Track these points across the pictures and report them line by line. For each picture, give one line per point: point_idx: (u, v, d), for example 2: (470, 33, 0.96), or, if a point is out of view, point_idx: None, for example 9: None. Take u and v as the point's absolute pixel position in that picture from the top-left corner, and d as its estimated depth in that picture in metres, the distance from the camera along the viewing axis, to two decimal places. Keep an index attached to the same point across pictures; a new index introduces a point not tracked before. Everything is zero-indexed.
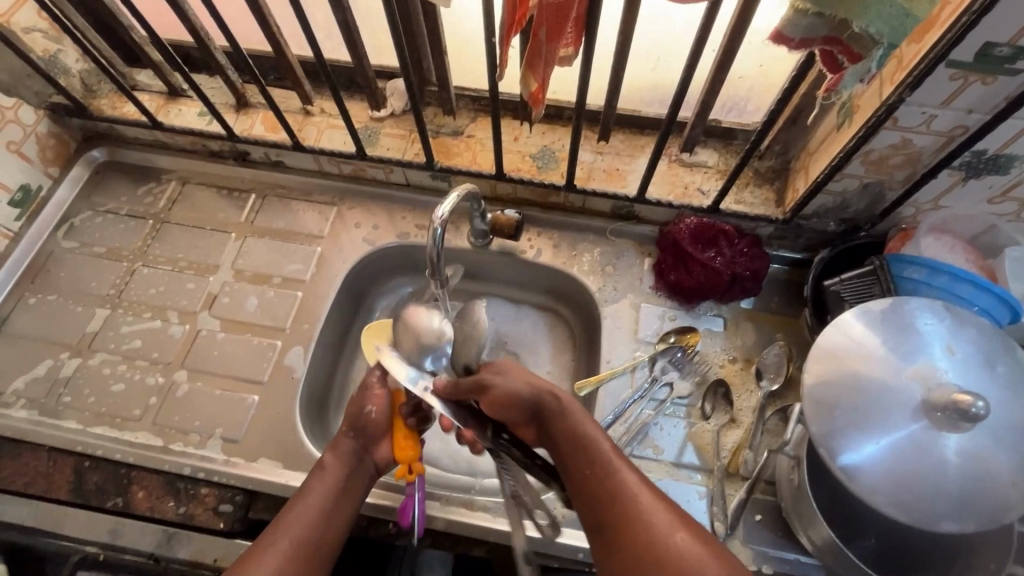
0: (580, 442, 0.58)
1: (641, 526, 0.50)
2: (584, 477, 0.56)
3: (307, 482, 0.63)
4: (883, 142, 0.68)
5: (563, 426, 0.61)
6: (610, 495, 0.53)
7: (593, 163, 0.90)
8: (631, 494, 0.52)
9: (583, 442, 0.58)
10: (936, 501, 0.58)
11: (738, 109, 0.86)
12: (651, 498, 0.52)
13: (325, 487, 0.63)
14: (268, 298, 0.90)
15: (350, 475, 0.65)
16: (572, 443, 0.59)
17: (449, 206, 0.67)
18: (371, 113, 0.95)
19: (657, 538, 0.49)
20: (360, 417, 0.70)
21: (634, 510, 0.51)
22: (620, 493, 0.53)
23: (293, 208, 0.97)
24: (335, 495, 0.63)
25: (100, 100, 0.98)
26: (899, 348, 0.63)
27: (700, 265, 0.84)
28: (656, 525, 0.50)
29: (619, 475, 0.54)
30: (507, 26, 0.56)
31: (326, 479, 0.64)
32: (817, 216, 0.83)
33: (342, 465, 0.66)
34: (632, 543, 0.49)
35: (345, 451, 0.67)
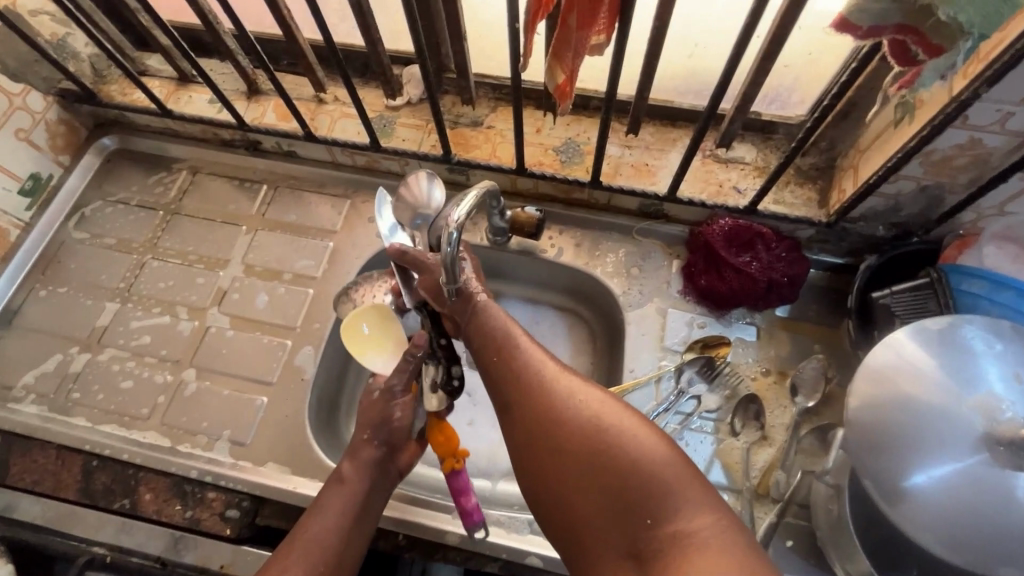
0: (492, 337, 0.56)
1: (564, 413, 0.47)
2: (499, 376, 0.53)
3: (326, 496, 0.63)
4: (948, 142, 0.61)
5: (477, 324, 0.58)
6: (530, 388, 0.50)
7: (620, 157, 0.84)
8: (551, 387, 0.49)
9: (497, 337, 0.55)
10: (995, 544, 0.53)
11: (780, 102, 0.79)
12: (575, 387, 0.49)
13: (342, 506, 0.62)
14: (278, 295, 0.87)
15: (371, 491, 0.64)
16: (486, 342, 0.56)
17: (466, 208, 0.59)
18: (386, 101, 0.91)
19: (585, 430, 0.46)
20: (386, 424, 0.67)
21: (554, 401, 0.48)
22: (539, 385, 0.50)
23: (306, 200, 0.94)
24: (352, 513, 0.62)
25: (110, 86, 0.95)
26: (958, 373, 0.57)
27: (733, 270, 0.78)
28: (582, 415, 0.47)
29: (534, 364, 0.52)
30: (533, 11, 0.51)
31: (343, 497, 0.62)
32: (865, 219, 0.76)
33: (365, 477, 0.64)
34: (558, 437, 0.47)
35: (368, 462, 0.65)
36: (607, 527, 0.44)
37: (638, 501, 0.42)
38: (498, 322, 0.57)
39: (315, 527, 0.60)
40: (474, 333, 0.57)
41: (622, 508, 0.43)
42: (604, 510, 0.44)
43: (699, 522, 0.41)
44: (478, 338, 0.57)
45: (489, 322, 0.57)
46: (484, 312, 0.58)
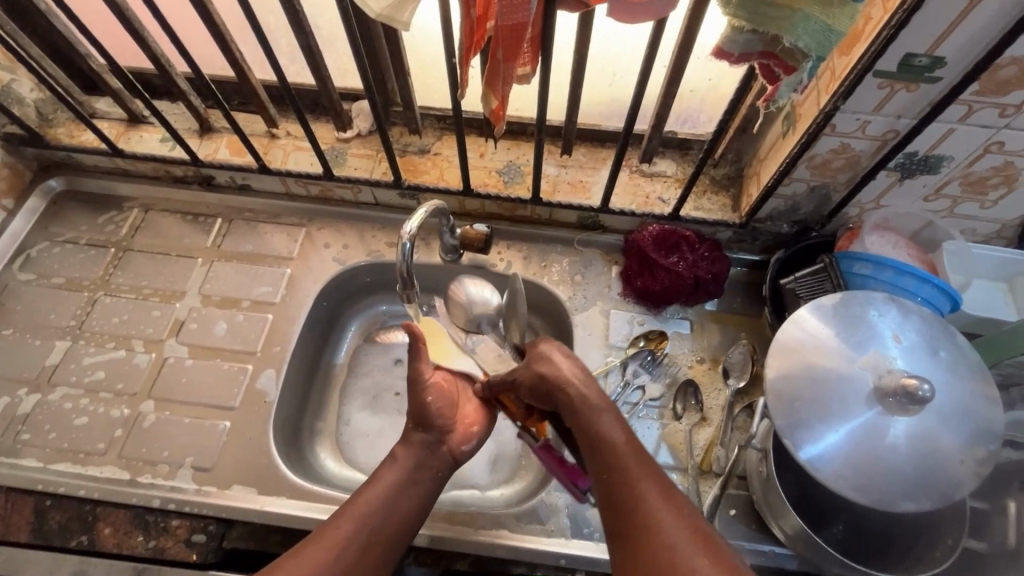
0: (608, 458, 0.57)
1: (670, 551, 0.48)
2: (616, 500, 0.54)
3: (379, 474, 0.63)
4: (825, 148, 0.73)
5: (595, 438, 0.59)
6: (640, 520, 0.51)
7: (557, 176, 0.93)
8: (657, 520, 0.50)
9: (613, 458, 0.57)
10: (894, 483, 0.62)
11: (692, 121, 0.90)
12: (681, 525, 0.50)
13: (402, 479, 0.63)
14: (237, 322, 0.89)
15: (423, 478, 0.65)
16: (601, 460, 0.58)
17: (416, 221, 0.68)
18: (337, 134, 0.97)
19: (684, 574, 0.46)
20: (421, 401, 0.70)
21: (661, 537, 0.49)
22: (648, 515, 0.51)
23: (261, 231, 0.97)
24: (405, 489, 0.62)
25: (57, 129, 0.96)
26: (851, 340, 0.66)
27: (664, 269, 0.87)
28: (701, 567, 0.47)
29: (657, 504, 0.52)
30: (466, 46, 0.58)
31: (400, 473, 0.64)
32: (771, 219, 0.87)
33: (421, 460, 0.66)
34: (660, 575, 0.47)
35: (413, 453, 0.66)
36: None
37: None
38: (612, 438, 0.59)
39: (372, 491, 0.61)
40: (586, 442, 0.60)
41: None
42: None
43: None
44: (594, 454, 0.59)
45: (604, 437, 0.59)
46: (599, 428, 0.59)
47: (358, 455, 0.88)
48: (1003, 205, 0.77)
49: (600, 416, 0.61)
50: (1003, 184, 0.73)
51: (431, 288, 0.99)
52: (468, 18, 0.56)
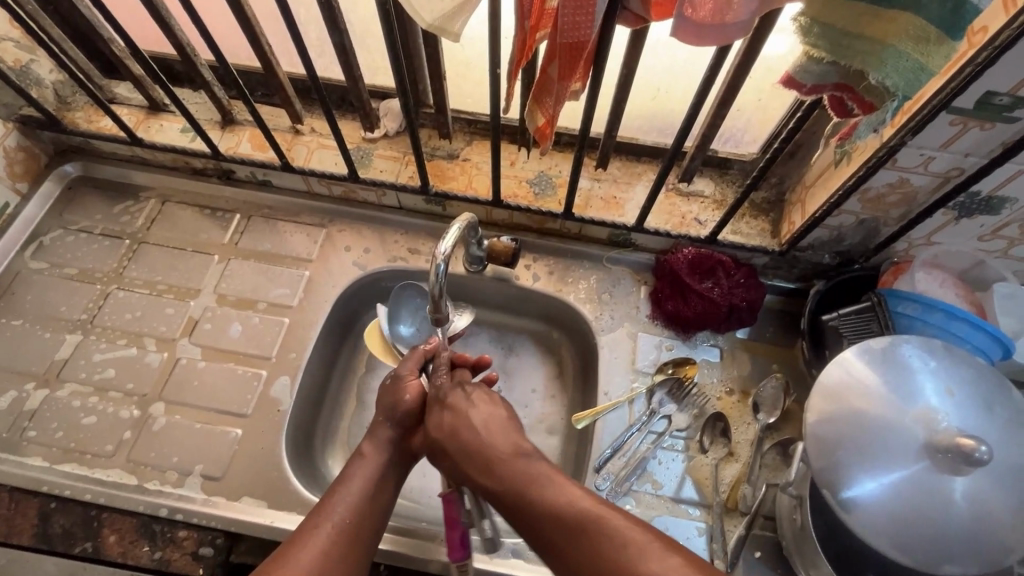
0: (528, 494, 0.53)
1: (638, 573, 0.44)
2: (559, 532, 0.50)
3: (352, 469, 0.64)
4: (881, 181, 0.69)
5: (509, 482, 0.55)
6: (582, 535, 0.48)
7: (590, 190, 0.90)
8: (602, 528, 0.48)
9: (539, 489, 0.53)
10: (941, 545, 0.59)
11: (734, 140, 0.86)
12: (620, 523, 0.48)
13: (368, 481, 0.63)
14: (252, 325, 0.86)
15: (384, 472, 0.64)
16: (527, 495, 0.53)
17: (451, 240, 0.65)
18: (363, 133, 0.93)
19: (638, 572, 0.44)
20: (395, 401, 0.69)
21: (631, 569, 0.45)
22: (587, 524, 0.49)
23: (280, 229, 0.94)
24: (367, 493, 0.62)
25: (75, 113, 0.93)
26: (900, 389, 0.63)
27: (697, 295, 0.84)
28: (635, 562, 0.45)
29: (589, 518, 0.49)
30: (515, 59, 0.54)
31: (372, 465, 0.64)
32: (812, 248, 0.83)
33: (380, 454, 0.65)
34: None
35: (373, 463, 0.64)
36: None
37: None
38: (531, 471, 0.55)
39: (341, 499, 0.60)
40: (505, 493, 0.55)
41: None
42: None
43: None
44: (517, 500, 0.54)
45: (523, 476, 0.55)
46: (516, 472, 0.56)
47: None
48: None
49: (528, 474, 0.55)
50: None
51: (449, 299, 0.96)
52: (521, 29, 0.51)
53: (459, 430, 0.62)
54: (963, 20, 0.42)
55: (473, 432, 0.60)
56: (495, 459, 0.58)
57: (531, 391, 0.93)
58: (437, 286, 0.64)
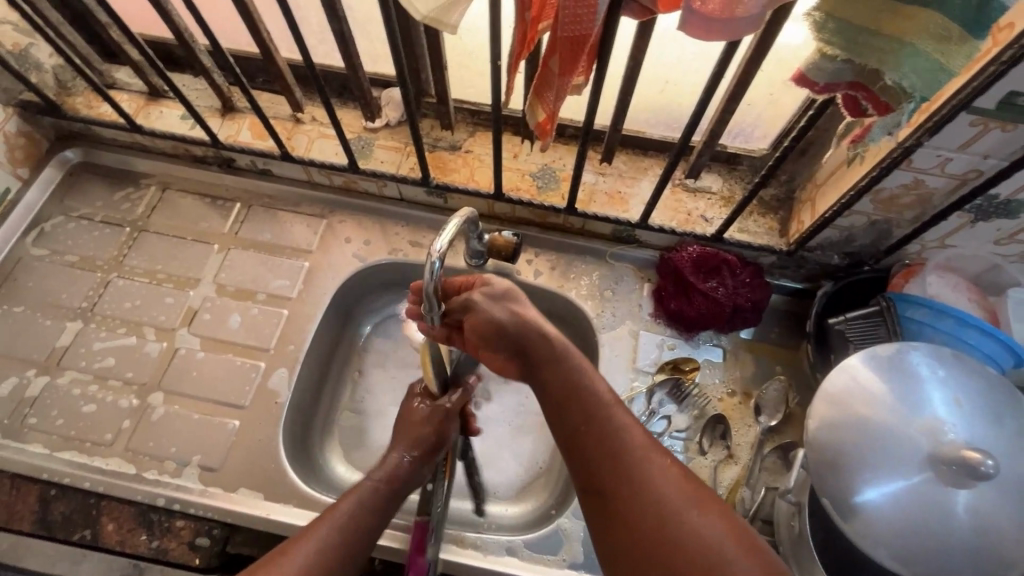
0: (588, 410, 0.56)
1: (676, 511, 0.48)
2: (597, 455, 0.53)
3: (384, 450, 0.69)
4: (895, 182, 0.66)
5: (573, 396, 0.57)
6: (626, 469, 0.51)
7: (595, 184, 0.88)
8: (646, 468, 0.51)
9: (600, 409, 0.55)
10: (942, 559, 0.58)
11: (744, 135, 0.84)
12: (665, 474, 0.51)
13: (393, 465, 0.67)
14: (251, 316, 0.85)
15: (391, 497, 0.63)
16: (584, 408, 0.56)
17: (448, 237, 0.61)
18: (364, 123, 0.92)
19: (682, 519, 0.48)
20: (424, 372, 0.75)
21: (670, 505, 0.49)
22: (632, 458, 0.52)
23: (280, 219, 0.93)
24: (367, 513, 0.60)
25: (75, 98, 0.93)
26: (906, 397, 0.62)
27: (701, 295, 0.82)
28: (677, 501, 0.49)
29: (635, 446, 0.53)
30: (516, 51, 0.52)
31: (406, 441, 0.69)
32: (821, 249, 0.81)
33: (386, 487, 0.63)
34: (661, 535, 0.47)
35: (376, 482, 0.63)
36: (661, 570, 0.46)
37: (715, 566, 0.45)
38: (596, 389, 0.57)
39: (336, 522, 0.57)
40: (563, 393, 0.57)
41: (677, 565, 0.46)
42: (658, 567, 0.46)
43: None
44: (572, 406, 0.56)
45: (586, 390, 0.57)
46: (582, 385, 0.58)
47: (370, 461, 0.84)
48: None
49: (594, 396, 0.57)
50: None
51: None
52: (521, 21, 0.49)
53: (520, 346, 0.61)
54: (987, 18, 0.40)
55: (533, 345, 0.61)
56: (547, 381, 0.59)
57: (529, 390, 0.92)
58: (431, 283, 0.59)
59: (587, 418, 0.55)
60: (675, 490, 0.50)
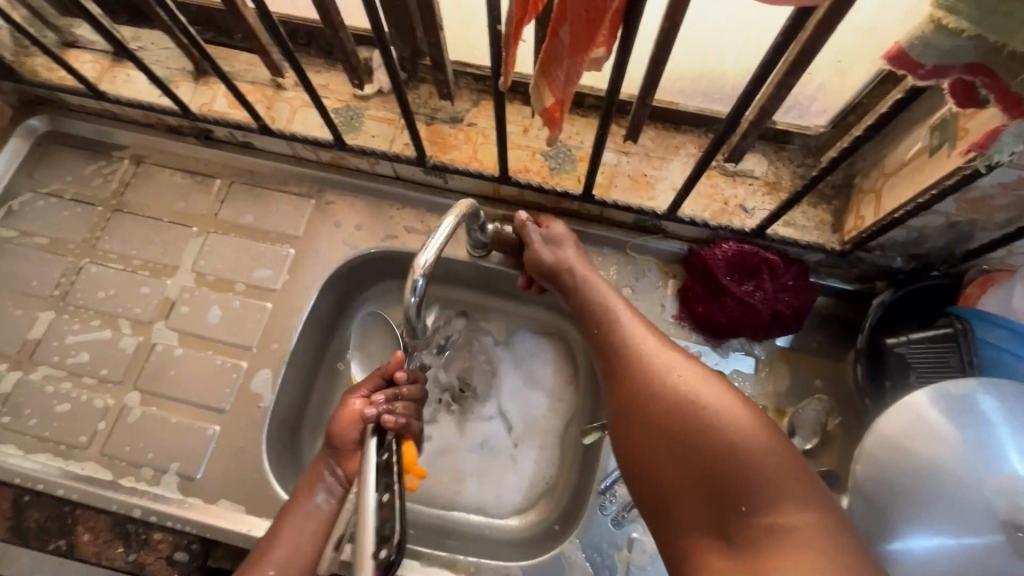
0: (636, 360, 0.55)
1: (722, 432, 0.46)
2: (641, 386, 0.52)
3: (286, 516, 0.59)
4: (991, 180, 0.53)
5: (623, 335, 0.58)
6: (672, 396, 0.50)
7: (616, 165, 0.76)
8: (694, 392, 0.49)
9: (643, 350, 0.55)
10: None
11: (799, 110, 0.70)
12: (740, 411, 0.47)
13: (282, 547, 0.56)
14: (232, 309, 0.78)
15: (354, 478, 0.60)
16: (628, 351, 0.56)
17: (433, 250, 0.57)
18: (353, 89, 0.80)
19: (723, 437, 0.46)
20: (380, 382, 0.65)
21: (716, 426, 0.46)
22: (680, 383, 0.50)
23: (264, 199, 0.84)
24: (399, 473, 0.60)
25: (34, 60, 0.83)
26: (983, 449, 0.52)
27: (734, 299, 0.71)
28: (723, 420, 0.47)
29: (675, 370, 0.52)
30: (517, 15, 0.41)
31: (306, 505, 0.59)
32: (882, 249, 0.69)
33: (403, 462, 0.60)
34: (707, 451, 0.45)
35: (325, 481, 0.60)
36: (699, 498, 0.45)
37: (764, 490, 0.43)
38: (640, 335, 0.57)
39: (270, 561, 0.55)
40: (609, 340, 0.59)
41: (719, 490, 0.44)
42: (699, 492, 0.45)
43: (794, 517, 0.42)
44: (622, 361, 0.56)
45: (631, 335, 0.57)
46: (631, 343, 0.57)
47: None
48: None
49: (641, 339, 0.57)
50: None
51: (450, 282, 0.86)
52: None
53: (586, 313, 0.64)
54: None
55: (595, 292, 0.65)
56: (601, 325, 0.61)
57: (534, 392, 0.83)
58: (414, 301, 0.58)
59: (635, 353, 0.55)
60: (753, 427, 0.46)
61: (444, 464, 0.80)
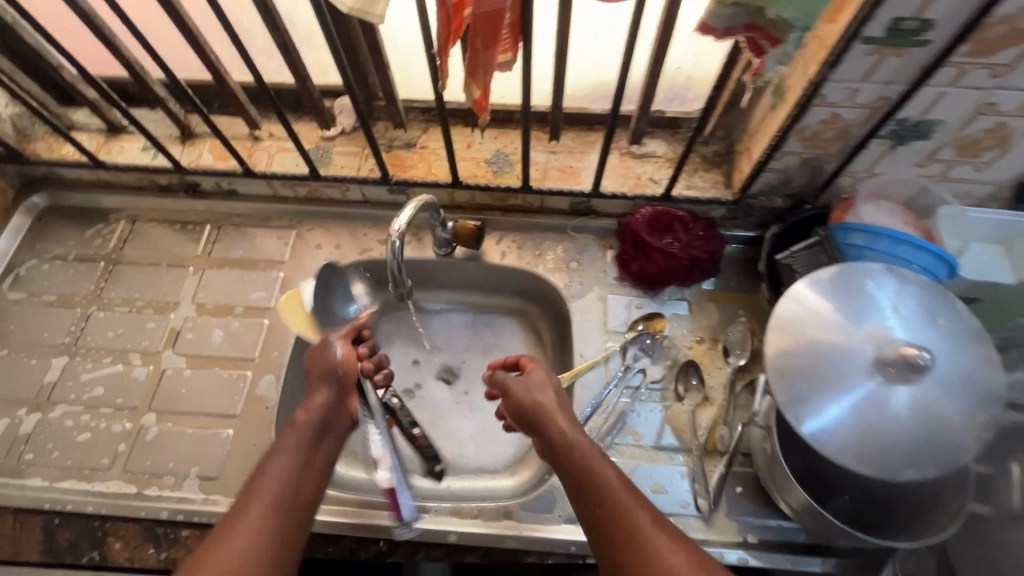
0: (583, 482, 0.59)
1: (654, 558, 0.52)
2: (592, 506, 0.57)
3: (281, 443, 0.61)
4: (815, 119, 0.72)
5: (570, 447, 0.62)
6: (613, 522, 0.55)
7: (546, 163, 0.93)
8: (635, 523, 0.54)
9: (585, 462, 0.60)
10: (899, 454, 0.62)
11: (679, 99, 0.89)
12: (665, 536, 0.54)
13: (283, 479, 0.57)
14: (233, 329, 0.88)
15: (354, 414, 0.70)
16: (573, 461, 0.61)
17: (405, 218, 0.72)
18: (321, 133, 0.95)
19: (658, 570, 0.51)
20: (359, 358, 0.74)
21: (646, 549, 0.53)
22: (617, 509, 0.56)
23: (251, 235, 0.96)
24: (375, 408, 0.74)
25: (36, 144, 0.95)
26: (851, 313, 0.66)
27: (658, 251, 0.87)
28: (654, 544, 0.53)
29: (611, 492, 0.57)
30: (444, 37, 0.57)
31: (294, 445, 0.61)
32: (764, 194, 0.87)
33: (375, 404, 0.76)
34: None
35: (321, 402, 0.66)
36: None
37: None
38: (585, 449, 0.61)
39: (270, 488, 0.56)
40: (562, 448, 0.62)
41: None
42: None
43: None
44: (559, 457, 0.62)
45: (578, 448, 0.61)
46: (580, 457, 0.60)
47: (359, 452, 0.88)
48: (997, 166, 0.77)
49: (585, 451, 0.61)
50: (995, 145, 0.74)
51: (426, 286, 1.01)
52: (445, 7, 0.54)
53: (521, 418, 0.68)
54: None
55: (527, 392, 0.68)
56: (543, 418, 0.65)
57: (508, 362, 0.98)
58: (394, 261, 0.73)
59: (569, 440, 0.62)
60: (679, 554, 0.52)
61: (450, 431, 0.92)
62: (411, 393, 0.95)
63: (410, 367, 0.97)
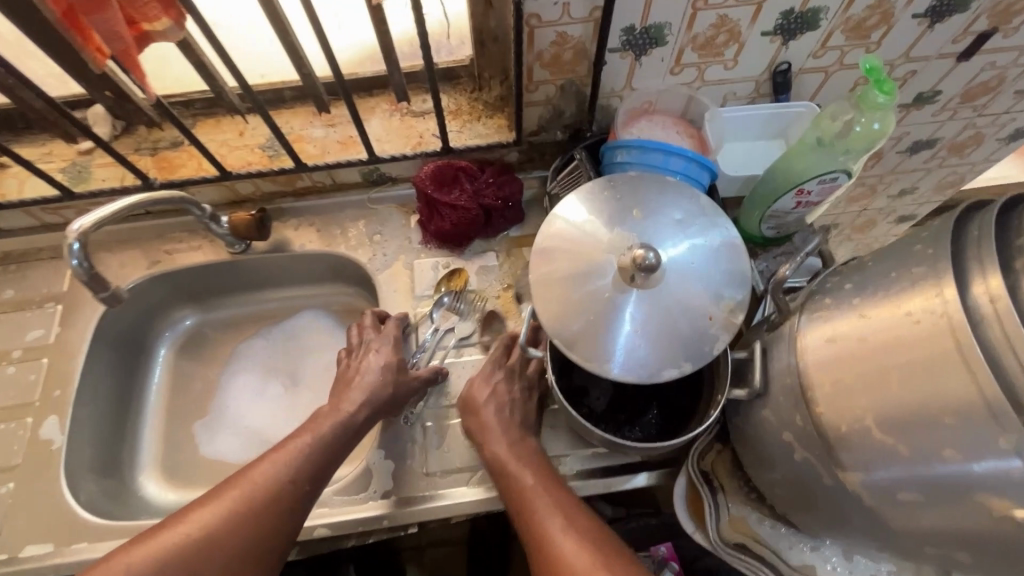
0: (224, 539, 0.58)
1: (563, 555, 0.58)
2: (518, 519, 0.63)
3: (218, 495, 0.61)
4: (544, 41, 0.70)
5: (251, 495, 0.61)
6: (525, 524, 0.62)
7: (325, 137, 0.88)
8: (548, 528, 0.61)
9: (269, 502, 0.61)
10: (656, 355, 0.61)
11: (446, 47, 0.86)
12: (578, 533, 0.60)
13: (201, 534, 0.58)
14: (9, 376, 0.81)
15: (277, 485, 0.62)
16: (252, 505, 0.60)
17: (88, 219, 0.64)
18: (76, 147, 0.88)
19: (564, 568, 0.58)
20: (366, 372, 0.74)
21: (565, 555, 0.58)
22: (535, 514, 0.62)
23: (24, 271, 0.88)
24: (317, 450, 0.67)
25: None
26: (599, 225, 0.64)
27: (447, 207, 0.84)
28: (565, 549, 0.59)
29: (539, 502, 0.63)
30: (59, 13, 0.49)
31: (220, 509, 0.60)
32: (543, 129, 0.85)
33: (315, 428, 0.69)
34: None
35: (269, 466, 0.64)
36: None
37: None
38: (277, 486, 0.62)
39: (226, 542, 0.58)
40: (263, 495, 0.62)
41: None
42: None
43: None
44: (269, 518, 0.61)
45: (255, 499, 0.61)
46: (264, 512, 0.60)
47: (186, 477, 0.87)
48: (744, 62, 0.78)
49: (518, 461, 0.67)
50: (729, 40, 0.74)
51: (238, 288, 0.96)
52: None
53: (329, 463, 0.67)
54: None
55: (485, 412, 0.71)
56: (483, 444, 0.69)
57: (339, 355, 0.95)
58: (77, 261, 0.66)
59: (288, 495, 0.62)
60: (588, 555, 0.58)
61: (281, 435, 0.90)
62: (239, 407, 0.92)
63: (238, 382, 0.94)
